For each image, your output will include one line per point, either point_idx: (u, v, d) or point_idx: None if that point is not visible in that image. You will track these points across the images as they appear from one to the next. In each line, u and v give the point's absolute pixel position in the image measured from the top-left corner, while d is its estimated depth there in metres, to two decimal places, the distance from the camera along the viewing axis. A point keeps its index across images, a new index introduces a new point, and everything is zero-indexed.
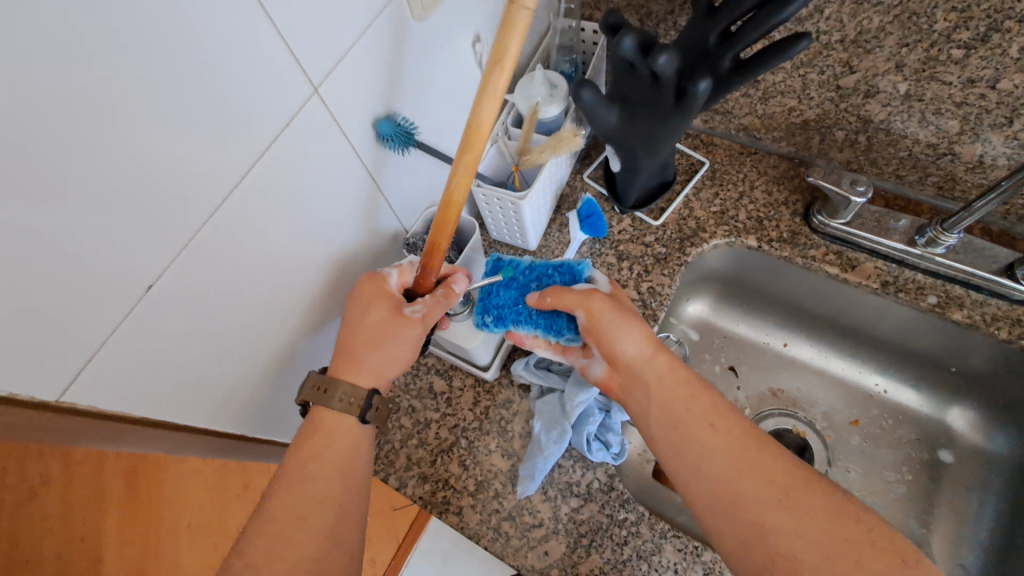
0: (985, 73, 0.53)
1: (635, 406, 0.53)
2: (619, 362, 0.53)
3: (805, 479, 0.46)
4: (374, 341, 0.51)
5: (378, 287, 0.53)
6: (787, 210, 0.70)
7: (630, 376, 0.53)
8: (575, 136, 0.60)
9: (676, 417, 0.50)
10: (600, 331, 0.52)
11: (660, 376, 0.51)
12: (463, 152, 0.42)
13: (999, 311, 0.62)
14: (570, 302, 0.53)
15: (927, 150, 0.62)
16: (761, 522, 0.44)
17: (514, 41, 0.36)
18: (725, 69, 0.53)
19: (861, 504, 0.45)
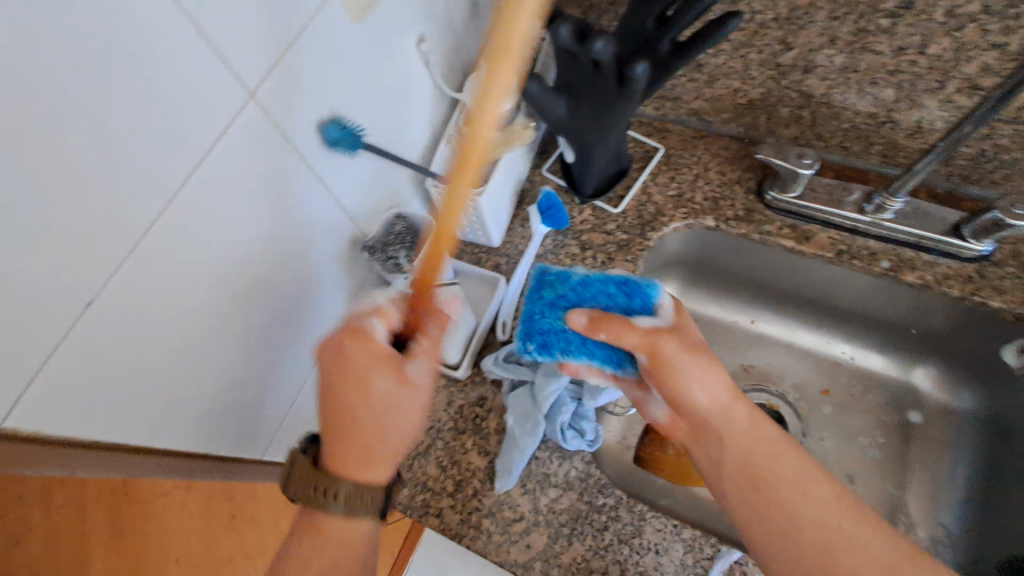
0: (913, 40, 0.54)
1: (699, 453, 0.52)
2: (688, 412, 0.51)
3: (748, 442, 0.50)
4: (379, 415, 0.47)
5: (371, 347, 0.47)
6: (741, 188, 0.72)
7: (698, 425, 0.51)
8: (526, 129, 0.62)
9: (752, 470, 0.48)
10: (667, 381, 0.50)
11: (732, 429, 0.50)
12: (466, 155, 0.38)
13: (950, 270, 0.64)
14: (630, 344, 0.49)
15: (868, 120, 0.64)
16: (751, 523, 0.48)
17: (521, 22, 0.33)
18: (664, 53, 0.54)
19: None
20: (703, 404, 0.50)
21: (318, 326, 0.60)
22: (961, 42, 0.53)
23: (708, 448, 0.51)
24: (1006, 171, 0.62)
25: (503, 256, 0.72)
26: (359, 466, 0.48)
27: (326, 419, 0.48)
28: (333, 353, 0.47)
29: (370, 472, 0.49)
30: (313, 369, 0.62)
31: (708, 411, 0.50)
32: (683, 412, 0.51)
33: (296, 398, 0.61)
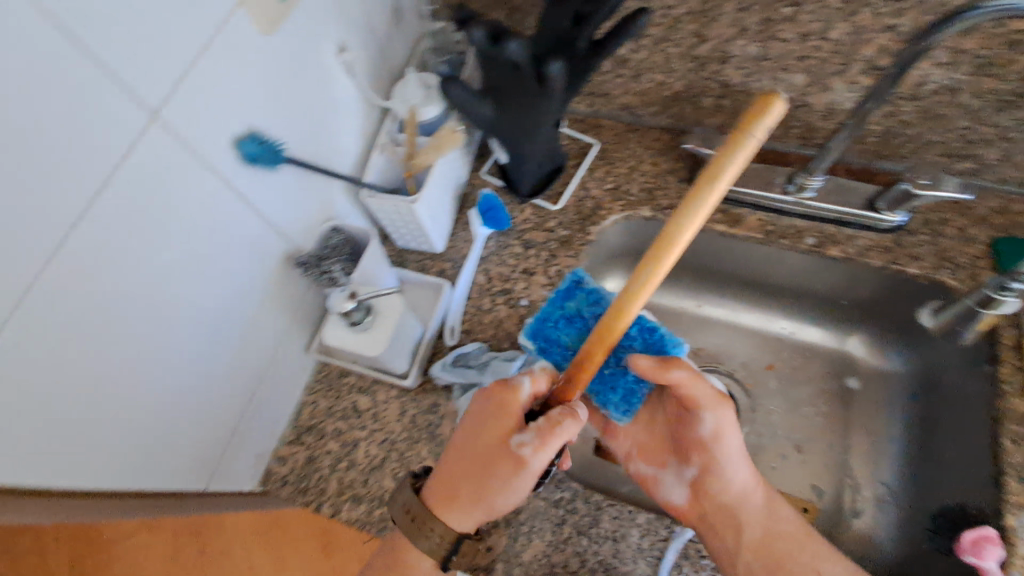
0: (814, 26, 0.57)
1: (715, 544, 0.55)
2: (714, 494, 0.57)
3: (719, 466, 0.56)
4: (477, 464, 0.51)
5: (514, 398, 0.53)
6: (674, 177, 0.74)
7: (722, 508, 0.56)
8: (454, 133, 0.62)
9: (775, 559, 0.54)
10: (711, 462, 0.57)
11: (755, 515, 0.56)
12: (648, 262, 0.45)
13: (869, 241, 0.67)
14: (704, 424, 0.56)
15: (784, 105, 0.67)
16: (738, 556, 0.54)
17: (732, 166, 0.41)
18: (581, 52, 0.55)
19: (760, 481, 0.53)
20: (736, 486, 0.57)
21: (255, 346, 0.59)
22: (859, 26, 0.55)
23: (727, 531, 0.55)
24: (913, 144, 0.66)
25: (448, 261, 0.72)
26: (441, 509, 0.51)
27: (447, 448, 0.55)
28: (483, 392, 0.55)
29: (443, 522, 0.50)
30: (256, 391, 0.61)
31: (737, 496, 0.56)
32: (708, 494, 0.58)
33: (240, 422, 0.60)
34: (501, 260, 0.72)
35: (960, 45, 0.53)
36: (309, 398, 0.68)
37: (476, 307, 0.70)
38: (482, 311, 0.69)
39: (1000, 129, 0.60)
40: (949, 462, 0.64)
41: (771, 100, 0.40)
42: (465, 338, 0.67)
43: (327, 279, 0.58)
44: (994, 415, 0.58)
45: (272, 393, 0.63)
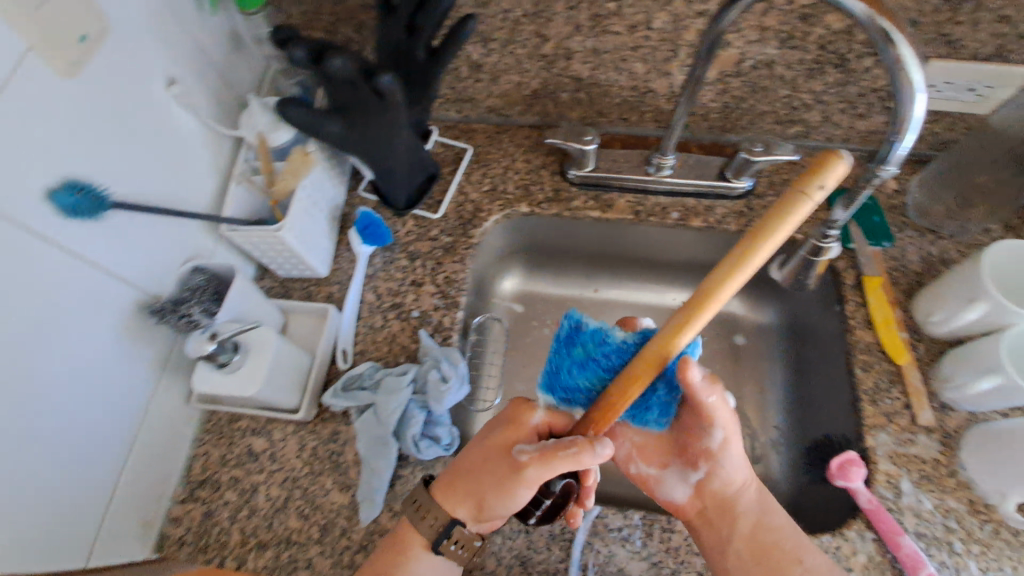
0: (639, 18, 0.61)
1: (707, 534, 0.55)
2: (715, 491, 0.57)
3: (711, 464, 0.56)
4: (480, 461, 0.53)
5: (525, 416, 0.54)
6: (546, 171, 0.77)
7: (721, 504, 0.56)
8: (307, 155, 0.61)
9: (762, 549, 0.54)
10: (713, 462, 0.56)
11: (749, 509, 0.56)
12: (693, 307, 0.44)
13: (725, 210, 0.73)
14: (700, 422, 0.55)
15: (633, 93, 0.71)
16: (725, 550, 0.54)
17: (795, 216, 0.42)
18: (422, 61, 0.56)
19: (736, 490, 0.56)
20: (737, 484, 0.56)
21: (116, 405, 0.55)
22: (676, 14, 0.60)
23: (725, 528, 0.55)
24: (749, 116, 0.72)
25: (334, 284, 0.70)
26: (443, 497, 0.53)
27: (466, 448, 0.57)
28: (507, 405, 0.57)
29: (445, 508, 0.53)
30: (129, 452, 0.57)
31: (734, 492, 0.56)
32: (710, 491, 0.57)
33: (115, 489, 0.56)
34: (389, 275, 0.71)
35: (762, 23, 0.59)
36: (200, 450, 0.64)
37: (368, 326, 0.68)
38: (375, 330, 0.68)
39: (815, 94, 0.67)
40: (819, 397, 0.70)
41: (833, 157, 0.42)
42: (358, 359, 0.66)
43: (188, 323, 0.55)
44: (846, 350, 0.65)
45: (153, 451, 0.60)
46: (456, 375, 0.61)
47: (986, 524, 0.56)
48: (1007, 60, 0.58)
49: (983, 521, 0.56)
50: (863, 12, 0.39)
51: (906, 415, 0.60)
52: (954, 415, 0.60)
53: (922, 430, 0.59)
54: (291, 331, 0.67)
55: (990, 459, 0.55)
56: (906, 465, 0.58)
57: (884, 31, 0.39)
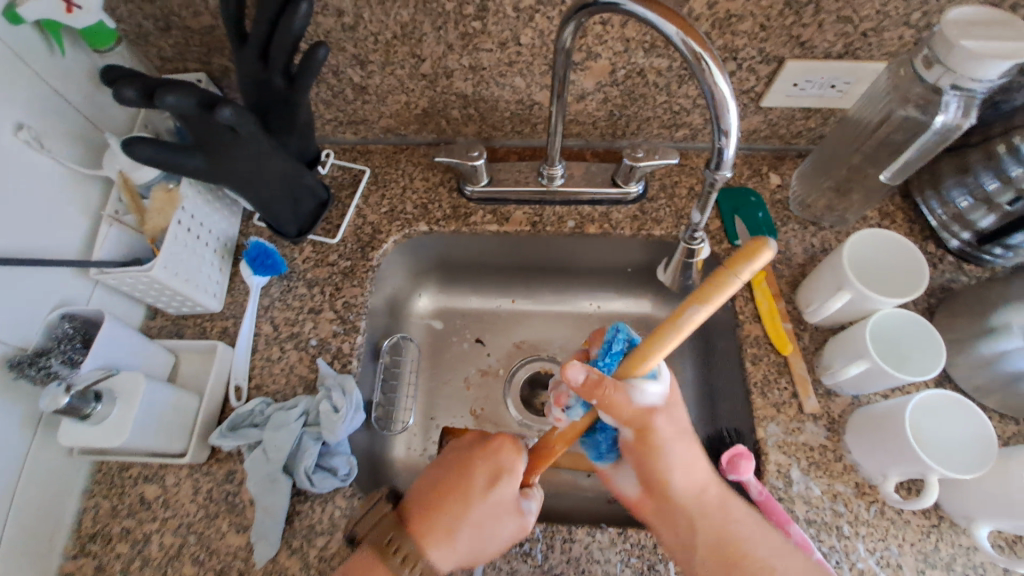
0: (506, 34, 0.62)
1: (663, 535, 0.50)
2: (655, 490, 0.49)
3: (644, 447, 0.48)
4: (487, 518, 0.51)
5: (507, 453, 0.54)
6: (444, 188, 0.77)
7: (661, 502, 0.49)
8: (170, 192, 0.60)
9: (719, 557, 0.47)
10: (645, 456, 0.48)
11: (713, 509, 0.48)
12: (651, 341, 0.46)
13: (621, 214, 0.74)
14: (618, 410, 0.46)
15: (520, 106, 0.72)
16: (689, 558, 0.48)
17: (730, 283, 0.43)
18: (281, 88, 0.56)
19: (684, 482, 0.49)
20: (692, 478, 0.49)
21: None
22: (540, 30, 0.61)
23: (677, 529, 0.48)
24: (635, 122, 0.73)
25: (229, 317, 0.68)
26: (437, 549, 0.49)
27: (428, 491, 0.53)
28: (490, 444, 0.54)
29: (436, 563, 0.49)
30: (5, 513, 0.54)
31: (688, 490, 0.48)
32: (661, 497, 0.49)
33: None
34: (286, 304, 0.70)
35: (624, 35, 0.61)
36: (90, 503, 0.61)
37: (265, 358, 0.66)
38: (272, 361, 0.66)
39: (691, 99, 0.69)
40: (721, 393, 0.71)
41: (761, 245, 0.43)
42: (254, 394, 0.64)
43: (47, 375, 0.54)
44: (737, 344, 0.66)
45: (35, 507, 0.57)
46: (348, 404, 0.60)
47: (872, 505, 0.57)
48: (857, 57, 0.61)
49: (869, 502, 0.57)
50: (675, 34, 0.43)
51: (793, 404, 0.62)
52: (839, 400, 0.62)
53: (809, 418, 0.61)
54: (182, 371, 0.65)
55: (869, 440, 0.57)
56: (796, 452, 0.60)
57: (696, 53, 0.43)
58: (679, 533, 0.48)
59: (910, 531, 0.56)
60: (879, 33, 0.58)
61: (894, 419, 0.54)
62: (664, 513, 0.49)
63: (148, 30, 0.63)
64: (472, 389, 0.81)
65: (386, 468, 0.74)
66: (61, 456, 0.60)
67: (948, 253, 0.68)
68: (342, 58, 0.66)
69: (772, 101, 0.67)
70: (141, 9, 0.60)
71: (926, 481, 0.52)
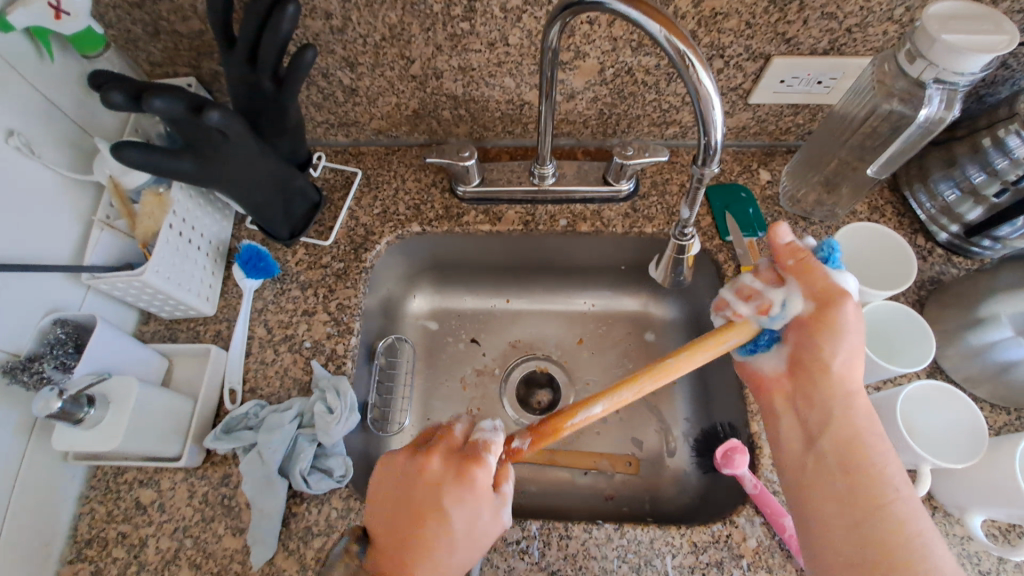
0: (494, 35, 0.62)
1: (791, 418, 0.53)
2: (807, 371, 0.52)
3: (819, 324, 0.50)
4: (451, 543, 0.49)
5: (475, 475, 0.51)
6: (436, 189, 0.77)
7: (807, 383, 0.52)
8: (162, 196, 0.61)
9: (848, 456, 0.48)
10: (814, 336, 0.51)
11: (858, 412, 0.49)
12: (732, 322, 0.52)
13: (613, 212, 0.75)
14: (812, 287, 0.51)
15: (511, 106, 0.72)
16: (816, 443, 0.50)
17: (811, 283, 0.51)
18: (270, 91, 0.57)
19: (839, 378, 0.50)
20: (847, 376, 0.50)
21: None
22: (528, 30, 0.61)
23: (811, 419, 0.51)
24: (625, 121, 0.73)
25: (222, 321, 0.68)
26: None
27: (393, 524, 0.50)
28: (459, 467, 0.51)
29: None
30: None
31: (841, 387, 0.50)
32: (809, 378, 0.52)
33: None
34: (279, 307, 0.70)
35: (612, 33, 0.61)
36: (85, 508, 0.61)
37: (259, 361, 0.66)
38: (266, 364, 0.66)
39: (679, 96, 0.69)
40: (716, 388, 0.71)
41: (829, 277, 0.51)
42: (248, 397, 0.64)
43: (39, 380, 0.54)
44: None
45: (29, 513, 0.56)
46: (343, 405, 0.60)
47: None
48: (843, 53, 0.62)
49: None
50: (659, 32, 0.43)
51: None
52: None
53: None
54: (176, 375, 0.65)
55: None
56: None
57: (680, 51, 0.43)
58: (817, 420, 0.51)
59: None
60: (864, 29, 0.59)
61: (887, 409, 0.54)
62: (800, 399, 0.52)
63: (137, 35, 0.63)
64: (468, 388, 0.81)
65: None
66: (55, 462, 0.60)
67: (937, 246, 0.69)
68: (331, 60, 0.66)
69: (760, 98, 0.67)
70: (129, 15, 0.60)
71: (919, 472, 0.52)
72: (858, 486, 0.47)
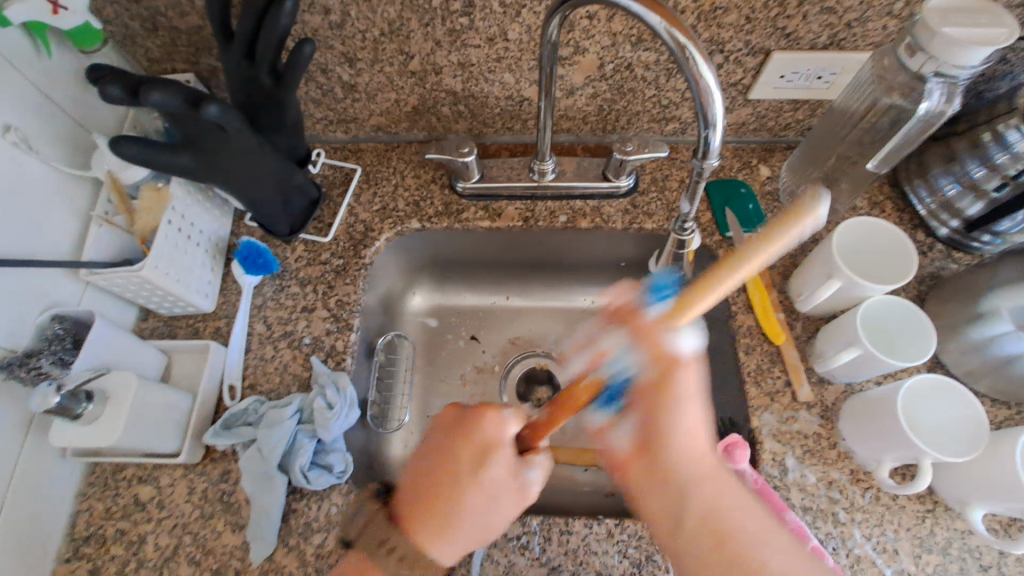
0: (493, 30, 0.62)
1: (648, 496, 0.49)
2: (652, 449, 0.49)
3: (665, 388, 0.48)
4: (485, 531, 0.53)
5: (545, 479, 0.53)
6: (436, 186, 0.77)
7: (651, 465, 0.49)
8: (161, 192, 0.61)
9: (726, 518, 0.47)
10: (654, 409, 0.48)
11: (706, 488, 0.48)
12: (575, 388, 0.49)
13: (612, 208, 0.75)
14: (655, 351, 0.46)
15: (510, 103, 0.72)
16: (679, 517, 0.48)
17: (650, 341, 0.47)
18: (269, 86, 0.56)
19: (691, 455, 0.48)
20: (693, 449, 0.48)
21: None
22: (528, 25, 0.61)
23: (667, 497, 0.48)
24: (625, 117, 0.73)
25: (221, 317, 0.68)
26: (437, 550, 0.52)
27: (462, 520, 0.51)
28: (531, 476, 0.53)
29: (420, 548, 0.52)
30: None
31: (682, 467, 0.48)
32: (654, 456, 0.48)
33: None
34: (279, 303, 0.69)
35: (611, 28, 0.61)
36: (83, 506, 0.61)
37: (258, 358, 0.66)
38: (265, 360, 0.66)
39: (679, 92, 0.69)
40: None
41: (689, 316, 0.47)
42: (248, 393, 0.64)
43: (37, 376, 0.53)
44: (731, 335, 0.67)
45: (27, 510, 0.56)
46: (342, 401, 0.60)
47: (867, 491, 0.57)
48: (842, 48, 0.62)
49: (864, 489, 0.58)
50: (658, 24, 0.43)
51: (787, 393, 0.62)
52: (832, 387, 0.62)
53: (802, 407, 0.61)
54: (175, 371, 0.65)
55: (863, 426, 0.57)
56: (790, 441, 0.60)
57: (679, 43, 0.43)
58: (672, 498, 0.48)
59: (904, 516, 0.57)
60: (863, 24, 0.59)
61: (887, 403, 0.54)
62: (645, 481, 0.49)
63: (136, 31, 0.63)
64: (468, 385, 0.81)
65: (382, 466, 0.74)
66: (54, 459, 0.59)
67: (937, 241, 0.68)
68: (330, 56, 0.66)
69: (760, 93, 0.67)
70: (127, 10, 0.60)
71: (920, 465, 0.52)
72: (741, 544, 0.46)
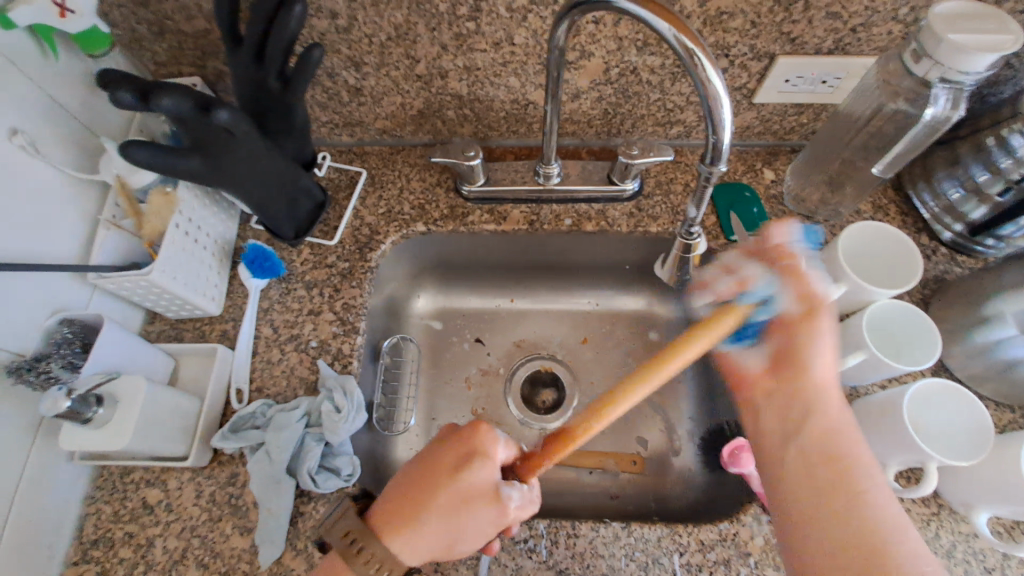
0: (500, 35, 0.62)
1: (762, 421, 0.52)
2: (786, 372, 0.51)
3: (807, 322, 0.50)
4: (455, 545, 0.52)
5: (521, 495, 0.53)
6: (441, 189, 0.77)
7: (785, 384, 0.51)
8: (169, 195, 0.61)
9: (829, 454, 0.48)
10: (798, 332, 0.51)
11: (830, 416, 0.49)
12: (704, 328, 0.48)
13: (617, 212, 0.75)
14: (803, 288, 0.50)
15: (515, 106, 0.73)
16: (789, 444, 0.50)
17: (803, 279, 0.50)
18: (276, 91, 0.57)
19: (814, 382, 0.50)
20: (827, 371, 0.50)
21: None
22: (534, 30, 0.62)
23: (790, 418, 0.50)
24: (630, 120, 0.74)
25: (227, 320, 0.68)
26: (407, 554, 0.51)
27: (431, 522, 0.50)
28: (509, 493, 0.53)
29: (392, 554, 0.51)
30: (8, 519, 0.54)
31: (819, 383, 0.50)
32: (791, 375, 0.51)
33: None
34: (285, 307, 0.70)
35: (617, 33, 0.61)
36: (91, 509, 0.61)
37: (265, 361, 0.66)
38: (272, 363, 0.66)
39: (684, 96, 0.69)
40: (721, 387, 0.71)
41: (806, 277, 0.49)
42: (255, 396, 0.64)
43: (47, 380, 0.53)
44: None
45: (35, 514, 0.56)
46: (350, 404, 0.61)
47: None
48: (847, 52, 0.62)
49: None
50: (667, 30, 0.44)
51: None
52: None
53: None
54: (182, 375, 0.65)
55: (868, 430, 0.57)
56: None
57: (688, 49, 0.44)
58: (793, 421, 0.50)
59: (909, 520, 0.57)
60: (868, 28, 0.59)
61: (893, 406, 0.54)
62: (771, 400, 0.52)
63: (143, 34, 0.63)
64: (473, 388, 0.81)
65: (388, 469, 0.74)
66: (61, 463, 0.60)
67: (941, 245, 0.69)
68: (337, 60, 0.66)
69: (764, 97, 0.68)
70: (134, 14, 0.60)
71: (926, 469, 0.52)
72: (844, 484, 0.46)
